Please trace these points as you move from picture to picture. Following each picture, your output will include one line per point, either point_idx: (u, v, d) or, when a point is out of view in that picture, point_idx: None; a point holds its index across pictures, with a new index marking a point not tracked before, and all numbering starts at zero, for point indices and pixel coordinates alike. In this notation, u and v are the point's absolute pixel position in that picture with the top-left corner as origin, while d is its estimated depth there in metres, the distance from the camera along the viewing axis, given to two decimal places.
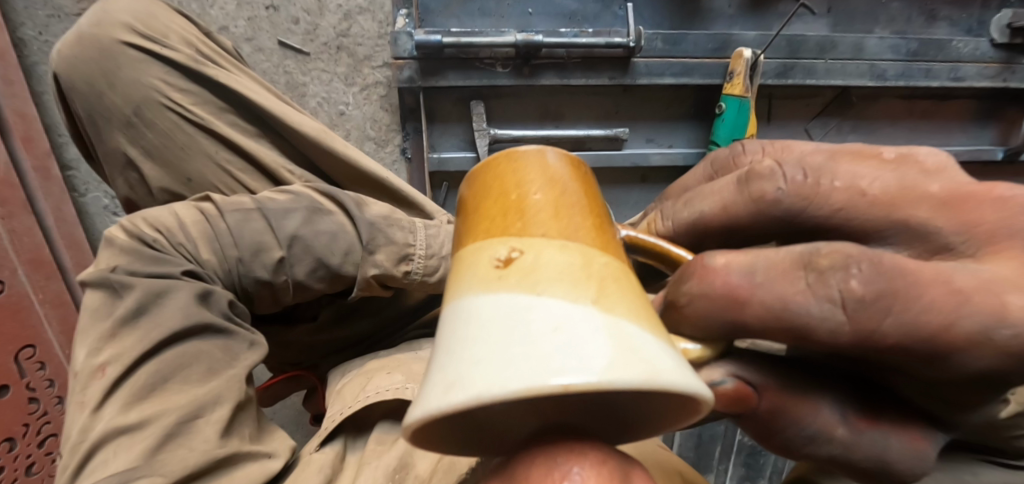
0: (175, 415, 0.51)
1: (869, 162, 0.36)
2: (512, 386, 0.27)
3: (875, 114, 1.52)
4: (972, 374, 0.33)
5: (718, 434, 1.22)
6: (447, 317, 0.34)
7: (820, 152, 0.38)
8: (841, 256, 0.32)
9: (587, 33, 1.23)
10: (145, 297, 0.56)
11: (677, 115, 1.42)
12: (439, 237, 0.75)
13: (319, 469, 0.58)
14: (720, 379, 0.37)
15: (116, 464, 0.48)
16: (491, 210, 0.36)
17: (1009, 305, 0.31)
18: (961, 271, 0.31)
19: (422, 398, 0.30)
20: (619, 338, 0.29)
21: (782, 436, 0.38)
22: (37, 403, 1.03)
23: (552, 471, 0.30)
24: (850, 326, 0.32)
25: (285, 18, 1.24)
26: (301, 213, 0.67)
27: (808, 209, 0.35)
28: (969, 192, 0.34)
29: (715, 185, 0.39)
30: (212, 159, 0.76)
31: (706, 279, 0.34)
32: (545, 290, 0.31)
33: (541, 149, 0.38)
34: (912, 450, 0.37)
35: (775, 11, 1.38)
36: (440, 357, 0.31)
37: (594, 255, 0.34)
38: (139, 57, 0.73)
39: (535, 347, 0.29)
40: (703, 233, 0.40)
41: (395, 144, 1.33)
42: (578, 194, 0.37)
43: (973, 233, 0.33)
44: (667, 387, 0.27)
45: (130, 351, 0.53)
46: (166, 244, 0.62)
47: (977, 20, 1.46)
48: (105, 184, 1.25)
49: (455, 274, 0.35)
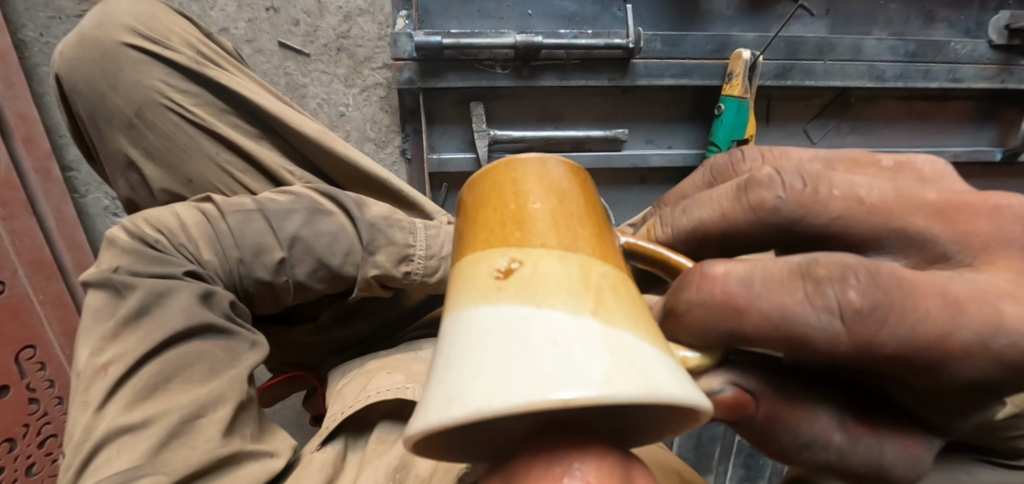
0: (178, 414, 0.51)
1: (868, 170, 0.39)
2: (512, 401, 0.27)
3: (873, 115, 1.52)
4: (965, 383, 0.33)
5: (718, 435, 1.22)
6: (447, 328, 0.34)
7: (818, 159, 0.41)
8: (838, 266, 0.32)
9: (586, 35, 1.24)
10: (148, 297, 0.56)
11: (676, 116, 1.43)
12: (439, 238, 0.76)
13: (320, 468, 0.59)
14: (719, 387, 0.37)
15: (119, 463, 0.48)
16: (490, 219, 0.36)
17: (1004, 315, 0.31)
18: (956, 281, 0.32)
19: (422, 409, 0.30)
20: (617, 351, 0.30)
21: (778, 443, 0.39)
22: (37, 403, 1.04)
23: (554, 466, 0.31)
24: (848, 337, 0.32)
25: (285, 20, 1.24)
26: (301, 215, 0.68)
27: (806, 217, 0.36)
28: (964, 201, 0.34)
29: (714, 193, 0.40)
30: (212, 160, 0.76)
31: (704, 287, 0.34)
32: (545, 302, 0.32)
33: (540, 158, 0.38)
34: (906, 456, 0.38)
35: (774, 12, 1.39)
36: (441, 369, 0.32)
37: (593, 264, 0.34)
38: (141, 58, 0.73)
39: (534, 362, 0.29)
40: (702, 239, 0.40)
41: (395, 145, 1.33)
42: (577, 203, 0.37)
43: (969, 243, 0.33)
44: (665, 400, 0.28)
45: (132, 351, 0.53)
46: (168, 245, 0.62)
47: (976, 21, 1.46)
48: (105, 184, 1.25)
49: (455, 283, 0.36)
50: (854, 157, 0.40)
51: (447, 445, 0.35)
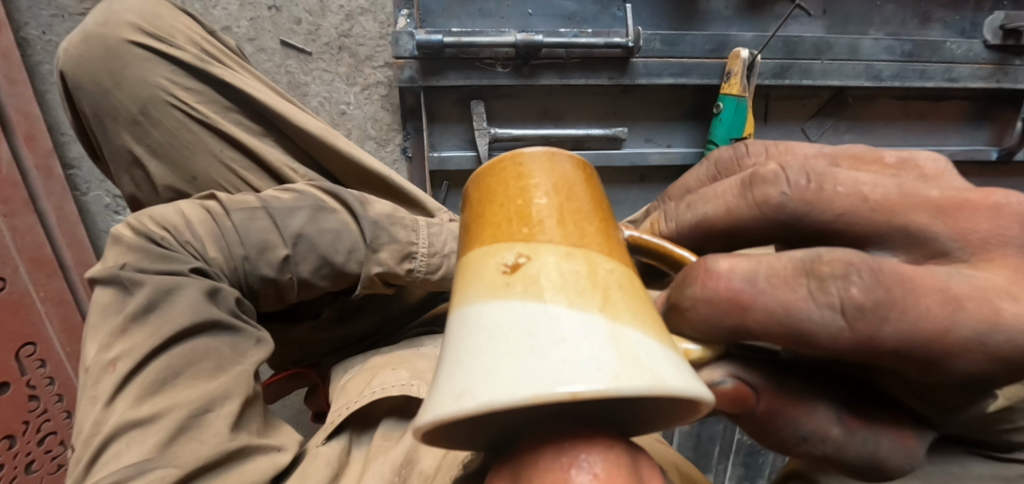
0: (186, 409, 0.52)
1: (871, 167, 0.40)
2: (522, 395, 0.28)
3: (870, 115, 1.54)
4: (961, 378, 0.34)
5: (717, 433, 1.24)
6: (455, 323, 0.35)
7: (823, 156, 0.42)
8: (843, 263, 0.33)
9: (587, 33, 1.25)
10: (155, 293, 0.57)
11: (675, 115, 1.44)
12: (442, 235, 0.77)
13: (326, 464, 0.60)
14: (720, 379, 0.38)
15: (130, 456, 0.49)
16: (497, 215, 0.37)
17: (1002, 312, 0.32)
18: (955, 279, 0.33)
19: (432, 403, 0.31)
20: (624, 347, 0.31)
21: (778, 435, 0.40)
22: (37, 400, 1.04)
23: (561, 457, 0.32)
24: (850, 333, 0.33)
25: (286, 18, 1.25)
26: (305, 212, 0.69)
27: (810, 213, 0.37)
28: (966, 199, 0.36)
29: (718, 188, 0.40)
30: (216, 157, 0.76)
31: (709, 283, 0.35)
32: (551, 298, 0.33)
33: (547, 153, 0.39)
34: (902, 449, 0.39)
35: (772, 12, 1.40)
36: (450, 364, 0.33)
37: (600, 260, 0.35)
38: (146, 56, 0.74)
39: (542, 358, 0.30)
40: (706, 233, 0.41)
41: (395, 144, 1.34)
42: (582, 199, 0.38)
43: (968, 241, 0.35)
44: (671, 394, 0.29)
45: (140, 346, 0.54)
46: (174, 242, 0.62)
47: (972, 22, 1.48)
48: (106, 182, 1.26)
49: (461, 279, 0.37)
50: (858, 153, 0.41)
51: (454, 438, 0.36)
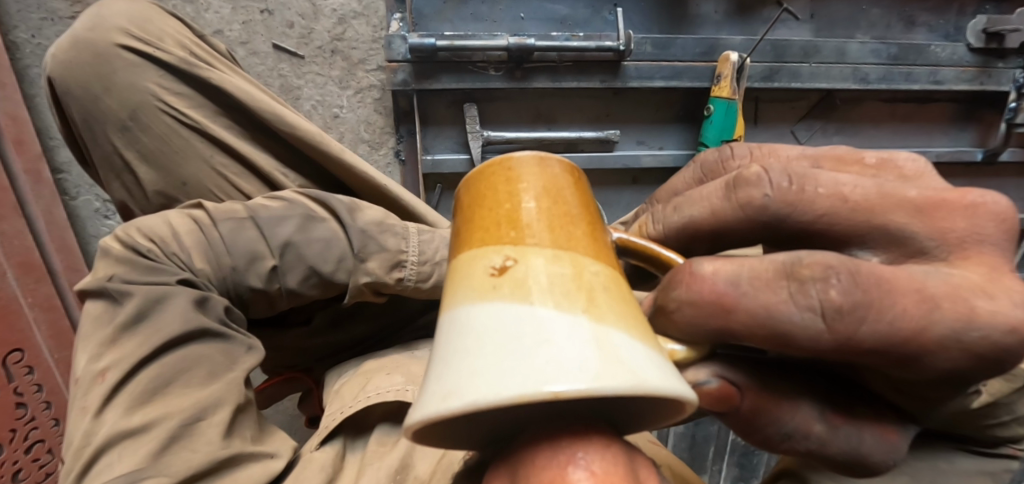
0: (178, 418, 0.52)
1: (852, 168, 0.41)
2: (507, 395, 0.28)
3: (858, 117, 1.56)
4: (940, 374, 0.35)
5: (712, 435, 1.25)
6: (444, 326, 0.35)
7: (806, 157, 0.43)
8: (822, 266, 0.34)
9: (578, 37, 1.26)
10: (145, 303, 0.56)
11: (666, 118, 1.45)
12: (432, 243, 0.77)
13: (321, 468, 0.59)
14: (704, 380, 0.39)
15: (121, 466, 0.49)
16: (486, 219, 0.37)
17: (976, 310, 0.34)
18: (932, 277, 0.34)
19: (420, 403, 0.32)
20: (606, 349, 0.31)
21: (762, 433, 0.40)
22: (25, 408, 1.03)
23: (558, 454, 0.32)
24: (829, 335, 0.34)
25: (279, 22, 1.25)
26: (295, 221, 0.68)
27: (793, 215, 0.37)
28: (943, 199, 0.37)
29: (703, 191, 0.41)
30: (207, 162, 0.76)
31: (694, 286, 0.35)
32: (538, 300, 0.33)
33: (537, 157, 0.39)
34: (884, 443, 0.40)
35: (760, 16, 1.42)
36: (440, 364, 0.33)
37: (587, 262, 0.36)
38: (134, 60, 0.73)
39: (527, 357, 0.30)
40: (692, 236, 0.42)
41: (388, 146, 1.34)
42: (571, 202, 0.38)
43: (945, 239, 0.36)
44: (651, 394, 0.29)
45: (130, 357, 0.54)
46: (160, 254, 0.62)
47: (954, 26, 1.51)
48: (96, 187, 1.24)
49: (450, 282, 0.37)
50: (840, 155, 0.42)
51: (446, 438, 0.36)
